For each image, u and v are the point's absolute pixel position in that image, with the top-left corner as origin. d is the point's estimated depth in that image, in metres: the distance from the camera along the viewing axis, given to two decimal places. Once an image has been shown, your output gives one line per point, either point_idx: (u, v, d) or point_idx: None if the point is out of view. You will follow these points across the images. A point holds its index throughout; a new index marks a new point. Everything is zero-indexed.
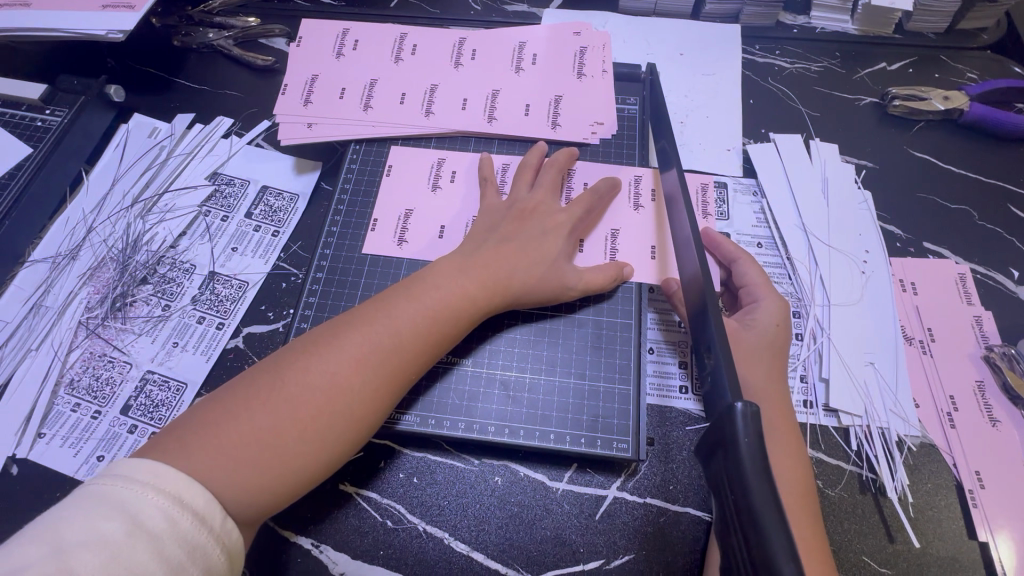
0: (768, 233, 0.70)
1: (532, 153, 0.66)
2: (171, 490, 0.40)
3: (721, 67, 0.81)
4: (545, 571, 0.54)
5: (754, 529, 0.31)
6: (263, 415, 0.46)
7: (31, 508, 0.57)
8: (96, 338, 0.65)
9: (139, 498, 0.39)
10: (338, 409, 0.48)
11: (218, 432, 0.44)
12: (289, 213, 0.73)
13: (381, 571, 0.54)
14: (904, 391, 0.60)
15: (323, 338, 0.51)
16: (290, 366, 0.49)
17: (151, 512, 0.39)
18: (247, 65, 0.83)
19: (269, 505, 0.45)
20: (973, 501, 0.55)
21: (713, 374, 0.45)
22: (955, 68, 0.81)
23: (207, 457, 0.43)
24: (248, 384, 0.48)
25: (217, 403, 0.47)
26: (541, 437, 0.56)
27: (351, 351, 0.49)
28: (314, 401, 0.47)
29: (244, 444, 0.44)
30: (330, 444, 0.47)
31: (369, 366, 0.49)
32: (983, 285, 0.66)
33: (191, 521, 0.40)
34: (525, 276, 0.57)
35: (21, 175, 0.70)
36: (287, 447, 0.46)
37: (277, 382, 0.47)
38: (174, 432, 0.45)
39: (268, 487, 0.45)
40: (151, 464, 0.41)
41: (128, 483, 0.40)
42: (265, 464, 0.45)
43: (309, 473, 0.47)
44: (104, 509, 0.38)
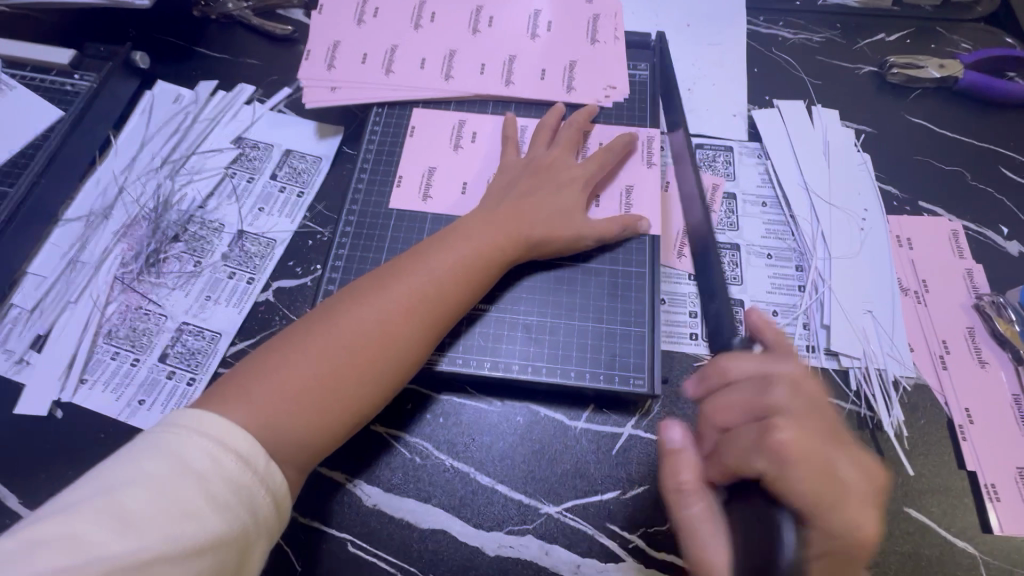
0: (772, 193, 0.73)
1: (551, 113, 0.69)
2: (214, 435, 0.43)
3: (727, 37, 0.84)
4: (567, 501, 0.58)
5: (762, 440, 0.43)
6: (319, 362, 0.49)
7: (77, 448, 0.60)
8: (132, 292, 0.68)
9: (187, 444, 0.42)
10: (390, 351, 0.51)
11: (279, 380, 0.48)
12: (312, 174, 0.75)
13: (412, 502, 0.58)
14: (899, 335, 0.64)
15: (366, 291, 0.54)
16: (338, 317, 0.52)
17: (198, 455, 0.42)
18: (267, 34, 0.86)
19: (327, 443, 0.49)
20: (963, 435, 0.60)
21: (715, 315, 0.64)
22: (951, 39, 0.84)
23: (268, 401, 0.47)
24: (299, 337, 0.51)
25: (271, 356, 0.50)
26: (562, 375, 0.59)
27: (394, 300, 0.53)
28: (365, 348, 0.50)
29: (306, 391, 0.48)
30: (382, 384, 0.51)
31: (412, 314, 0.53)
32: (975, 240, 0.70)
33: (235, 462, 0.43)
34: (543, 226, 0.60)
35: (53, 136, 0.73)
36: (345, 389, 0.49)
37: (328, 331, 0.51)
38: (233, 383, 0.48)
39: (327, 425, 0.49)
40: (196, 413, 0.44)
41: (175, 430, 0.43)
42: (327, 405, 0.49)
43: (366, 411, 0.51)
44: (154, 453, 0.41)
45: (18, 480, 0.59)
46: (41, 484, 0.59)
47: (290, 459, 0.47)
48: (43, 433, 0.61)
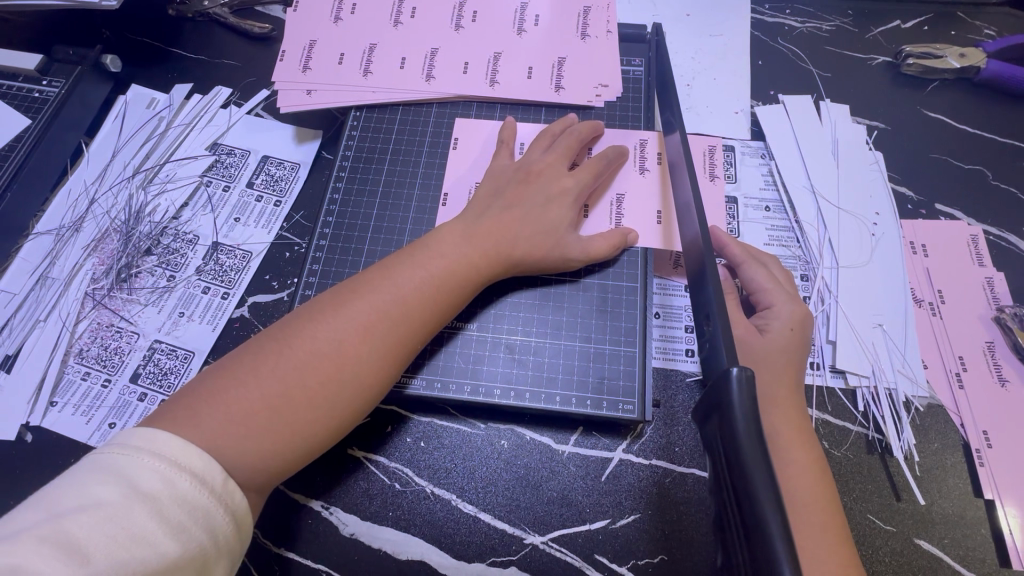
0: (776, 197, 0.69)
1: (553, 123, 0.66)
2: (168, 455, 0.40)
3: (728, 27, 0.79)
4: (553, 530, 0.54)
5: (746, 492, 0.30)
6: (272, 383, 0.46)
7: (46, 473, 0.58)
8: (103, 308, 0.65)
9: (136, 463, 0.39)
10: (348, 375, 0.48)
11: (230, 399, 0.44)
12: (290, 182, 0.72)
13: (390, 531, 0.55)
14: (912, 351, 0.60)
15: (330, 304, 0.50)
16: (297, 332, 0.48)
17: (149, 476, 0.39)
18: (245, 33, 0.82)
19: (279, 469, 0.46)
20: (980, 460, 0.55)
21: (711, 343, 0.44)
22: (972, 25, 0.78)
23: (219, 424, 0.43)
24: (255, 350, 0.48)
25: (225, 370, 0.47)
26: (547, 399, 0.56)
27: (357, 317, 0.49)
28: (321, 368, 0.47)
29: (257, 414, 0.44)
30: (342, 410, 0.48)
31: (376, 333, 0.49)
32: (996, 247, 0.65)
33: (189, 483, 0.40)
34: (528, 245, 0.57)
35: (21, 146, 0.70)
36: (301, 413, 0.46)
37: (286, 348, 0.47)
38: (183, 400, 0.45)
39: (281, 451, 0.45)
40: (148, 431, 0.41)
41: (126, 450, 0.40)
42: (282, 430, 0.45)
43: (324, 438, 0.47)
44: (103, 476, 0.39)
45: None
46: (7, 512, 0.56)
47: (243, 486, 0.44)
48: (11, 458, 0.59)
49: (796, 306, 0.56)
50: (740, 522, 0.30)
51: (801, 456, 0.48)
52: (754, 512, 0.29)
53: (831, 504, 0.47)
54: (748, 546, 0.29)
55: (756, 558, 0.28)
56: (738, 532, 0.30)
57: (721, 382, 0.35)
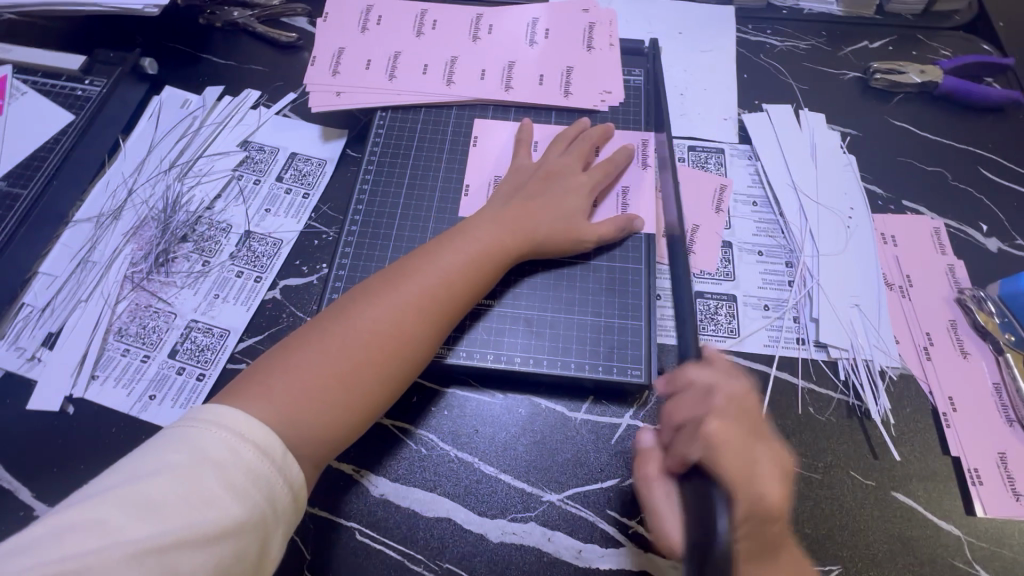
0: (762, 193, 0.76)
1: (569, 126, 0.73)
2: (233, 428, 0.45)
3: (717, 44, 0.88)
4: (568, 489, 0.60)
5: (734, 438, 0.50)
6: (337, 359, 0.51)
7: (88, 443, 0.62)
8: (142, 290, 0.69)
9: (205, 434, 0.44)
10: (400, 349, 0.54)
11: (301, 373, 0.50)
12: (318, 176, 0.78)
13: (417, 492, 0.59)
14: (885, 328, 0.67)
15: (381, 289, 0.56)
16: (353, 315, 0.54)
17: (216, 446, 0.43)
18: (272, 41, 0.88)
19: (349, 434, 0.52)
20: (947, 422, 0.62)
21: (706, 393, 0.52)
22: (931, 46, 0.88)
23: (293, 397, 0.49)
24: (316, 331, 0.53)
25: (291, 349, 0.52)
26: (563, 366, 0.61)
27: (406, 299, 0.55)
28: (379, 346, 0.53)
29: (325, 386, 0.50)
30: (396, 378, 0.54)
31: (424, 313, 0.55)
32: (956, 238, 0.73)
33: (252, 453, 0.44)
34: (545, 230, 0.63)
35: (64, 139, 0.74)
36: (362, 383, 0.52)
37: (345, 329, 0.53)
38: (256, 378, 0.50)
39: (348, 417, 0.51)
40: (215, 408, 0.46)
41: (196, 424, 0.45)
42: (348, 398, 0.51)
43: (381, 404, 0.53)
44: (177, 445, 0.43)
45: (30, 474, 0.60)
46: (53, 478, 0.60)
47: (311, 453, 0.49)
48: (55, 429, 0.62)
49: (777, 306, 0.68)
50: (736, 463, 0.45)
51: None
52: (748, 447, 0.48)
53: None
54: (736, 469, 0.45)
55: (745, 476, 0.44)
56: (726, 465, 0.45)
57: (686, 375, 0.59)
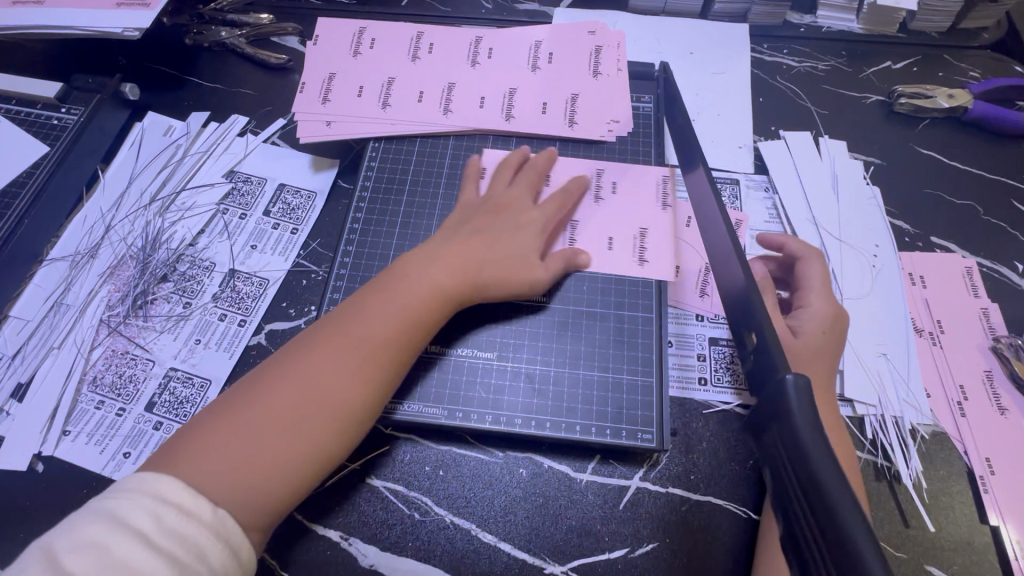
0: (781, 228, 0.71)
1: (563, 160, 0.69)
2: (154, 491, 0.41)
3: (731, 65, 0.83)
4: (573, 560, 0.55)
5: (815, 491, 0.27)
6: (263, 421, 0.47)
7: (57, 506, 0.57)
8: (118, 336, 0.65)
9: (124, 502, 0.40)
10: (328, 404, 0.49)
11: (222, 440, 0.45)
12: (307, 210, 0.73)
13: (410, 563, 0.55)
14: (915, 380, 0.62)
15: (307, 341, 0.52)
16: (271, 376, 0.49)
17: (136, 513, 0.39)
18: (261, 63, 0.84)
19: (281, 504, 0.46)
20: (984, 487, 0.57)
21: (757, 353, 0.41)
22: (958, 67, 0.83)
23: (212, 466, 0.44)
24: (239, 391, 0.49)
25: (214, 413, 0.48)
26: (567, 428, 0.57)
27: (334, 349, 0.51)
28: (299, 407, 0.48)
29: (250, 451, 0.45)
30: (331, 438, 0.49)
31: (353, 364, 0.51)
32: (990, 278, 0.68)
33: (177, 515, 0.40)
34: (521, 276, 0.59)
35: (38, 173, 0.70)
36: (290, 445, 0.47)
37: (262, 394, 0.48)
38: (177, 446, 0.46)
39: (268, 490, 0.45)
40: (136, 473, 0.42)
41: (117, 492, 0.41)
42: (275, 464, 0.46)
43: (317, 468, 0.48)
44: (97, 517, 0.39)
45: None
46: (19, 545, 0.56)
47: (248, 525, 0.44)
48: (22, 490, 0.58)
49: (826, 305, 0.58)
50: (801, 497, 0.28)
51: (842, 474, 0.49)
52: (817, 485, 0.27)
53: None
54: (806, 502, 0.27)
55: (818, 519, 0.26)
56: (800, 506, 0.28)
57: (776, 391, 0.33)
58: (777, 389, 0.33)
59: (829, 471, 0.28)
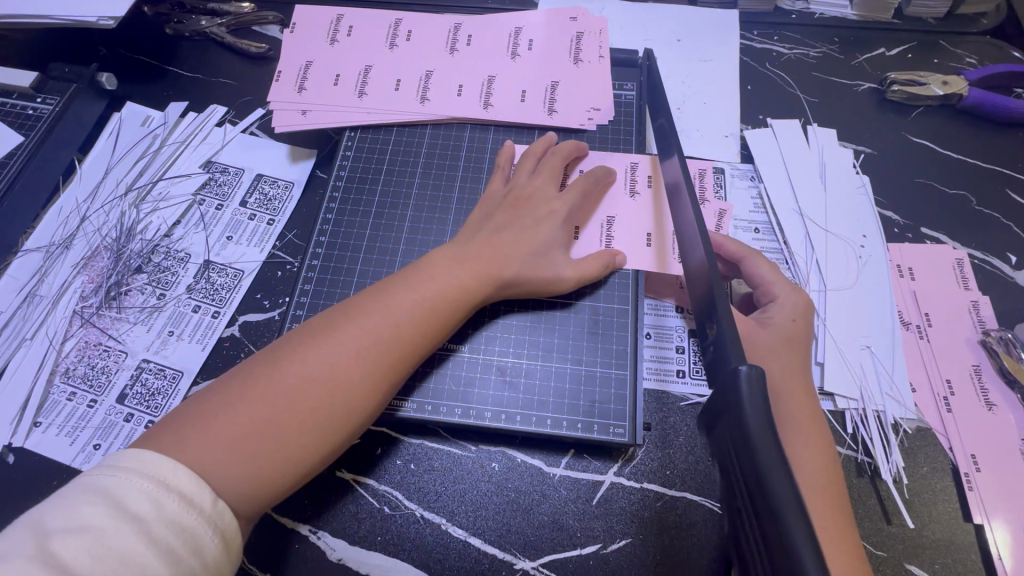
0: (765, 218, 0.70)
1: (537, 141, 0.67)
2: (157, 474, 0.39)
3: (719, 52, 0.81)
4: (544, 555, 0.54)
5: (763, 499, 0.27)
6: (262, 408, 0.45)
7: (25, 497, 0.57)
8: (91, 327, 0.65)
9: (125, 484, 0.38)
10: (339, 399, 0.47)
11: (219, 425, 0.43)
12: (284, 201, 0.72)
13: (378, 557, 0.54)
14: (900, 374, 0.60)
15: (323, 328, 0.50)
16: (286, 357, 0.48)
17: (138, 496, 0.38)
18: (241, 52, 0.82)
19: (269, 498, 0.45)
20: (969, 484, 0.55)
21: (715, 344, 0.40)
22: (954, 53, 0.80)
23: (207, 450, 0.42)
24: (245, 373, 0.47)
25: (216, 395, 0.46)
26: (539, 422, 0.56)
27: (347, 341, 0.49)
28: (312, 394, 0.46)
29: (243, 439, 0.43)
30: (331, 435, 0.47)
31: (367, 359, 0.49)
32: (980, 270, 0.66)
33: (178, 503, 0.39)
34: (521, 267, 0.57)
35: (13, 163, 0.70)
36: (290, 437, 0.45)
37: (274, 372, 0.47)
38: (173, 425, 0.44)
39: (261, 477, 0.43)
40: (139, 452, 0.40)
41: (117, 472, 0.39)
42: (269, 455, 0.44)
43: (311, 464, 0.46)
44: (92, 497, 0.38)
45: None
46: None
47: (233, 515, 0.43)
48: None
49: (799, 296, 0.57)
50: (749, 501, 0.28)
51: (816, 470, 0.48)
52: (764, 492, 0.27)
53: (848, 525, 0.46)
54: (752, 505, 0.28)
55: (764, 528, 0.27)
56: (744, 499, 0.28)
57: (729, 381, 0.32)
58: (729, 377, 0.32)
59: (776, 472, 0.27)
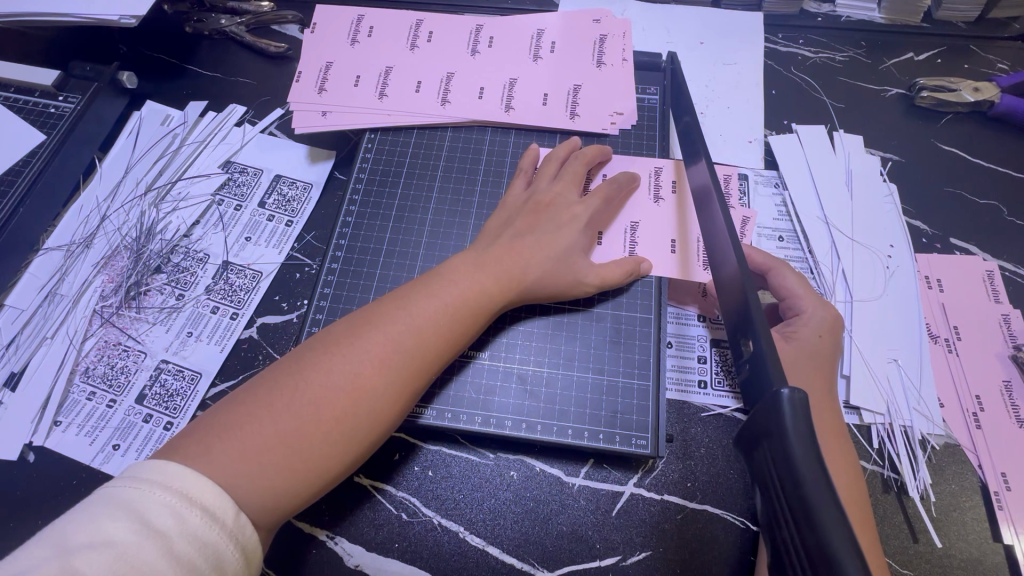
0: (790, 226, 0.68)
1: (560, 146, 0.66)
2: (180, 489, 0.39)
3: (744, 55, 0.79)
4: (562, 567, 0.53)
5: (809, 526, 0.26)
6: (286, 419, 0.44)
7: (45, 496, 0.57)
8: (111, 327, 0.65)
9: (147, 497, 0.38)
10: (363, 408, 0.47)
11: (243, 436, 0.43)
12: (302, 202, 0.72)
13: (395, 564, 0.54)
14: (927, 388, 0.59)
15: (344, 337, 0.49)
16: (309, 366, 0.47)
17: (160, 511, 0.38)
18: (260, 51, 0.82)
19: (294, 508, 0.44)
20: (999, 503, 0.54)
21: (752, 360, 0.39)
22: (985, 58, 0.78)
23: (233, 462, 0.42)
24: (269, 383, 0.47)
25: (238, 405, 0.45)
26: (559, 432, 0.56)
27: (370, 350, 0.48)
28: (336, 403, 0.46)
29: (269, 449, 0.43)
30: (355, 444, 0.46)
31: (390, 368, 0.48)
32: (1011, 283, 0.65)
33: (200, 518, 0.39)
34: (543, 273, 0.56)
35: (35, 162, 0.70)
36: (315, 448, 0.45)
37: (299, 382, 0.46)
38: (196, 436, 0.43)
39: (287, 487, 0.43)
40: (162, 464, 0.40)
41: (138, 485, 0.39)
42: (294, 465, 0.44)
43: (335, 474, 0.46)
44: (115, 510, 0.37)
45: None
46: (9, 535, 0.56)
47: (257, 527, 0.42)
48: (12, 480, 0.58)
49: (825, 308, 0.56)
50: (795, 530, 0.27)
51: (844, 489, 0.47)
52: (811, 521, 0.26)
53: (875, 546, 0.45)
54: (798, 530, 0.27)
55: (810, 551, 0.26)
56: (789, 523, 0.28)
57: (768, 403, 0.31)
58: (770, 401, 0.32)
59: (824, 498, 0.27)
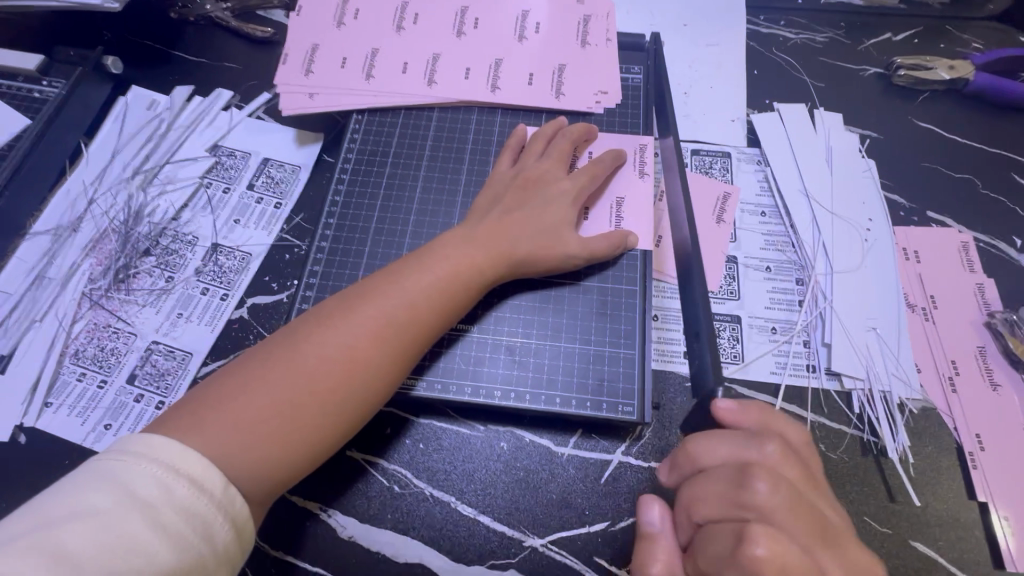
0: (772, 202, 0.70)
1: (547, 125, 0.67)
2: (167, 461, 0.40)
3: (726, 37, 0.80)
4: (553, 533, 0.54)
5: None
6: (281, 389, 0.45)
7: (36, 476, 0.57)
8: (100, 309, 0.65)
9: (133, 469, 0.39)
10: (357, 380, 0.47)
11: (237, 406, 0.44)
12: (291, 184, 0.72)
13: (388, 535, 0.55)
14: (906, 355, 0.61)
15: (337, 311, 0.50)
16: (302, 339, 0.48)
17: (146, 483, 0.38)
18: (246, 36, 0.82)
19: (290, 476, 0.45)
20: (973, 463, 0.56)
21: None
22: (960, 38, 0.80)
23: (227, 431, 0.43)
24: (262, 356, 0.47)
25: (232, 378, 0.46)
26: (548, 402, 0.57)
27: (363, 323, 0.49)
28: (330, 375, 0.46)
29: (263, 419, 0.44)
30: (349, 414, 0.47)
31: (383, 341, 0.49)
32: (986, 253, 0.66)
33: (186, 489, 0.39)
34: (529, 246, 0.57)
35: (19, 146, 0.70)
36: (310, 417, 0.45)
37: (292, 354, 0.47)
38: (187, 409, 0.44)
39: (282, 456, 0.44)
40: (149, 437, 0.41)
41: (125, 458, 0.39)
42: (290, 434, 0.45)
43: (330, 443, 0.47)
44: (101, 484, 0.38)
45: None
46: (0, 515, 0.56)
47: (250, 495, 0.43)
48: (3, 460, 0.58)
49: None
50: None
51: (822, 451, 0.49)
52: None
53: None
54: None
55: None
56: None
57: None
58: None
59: None
